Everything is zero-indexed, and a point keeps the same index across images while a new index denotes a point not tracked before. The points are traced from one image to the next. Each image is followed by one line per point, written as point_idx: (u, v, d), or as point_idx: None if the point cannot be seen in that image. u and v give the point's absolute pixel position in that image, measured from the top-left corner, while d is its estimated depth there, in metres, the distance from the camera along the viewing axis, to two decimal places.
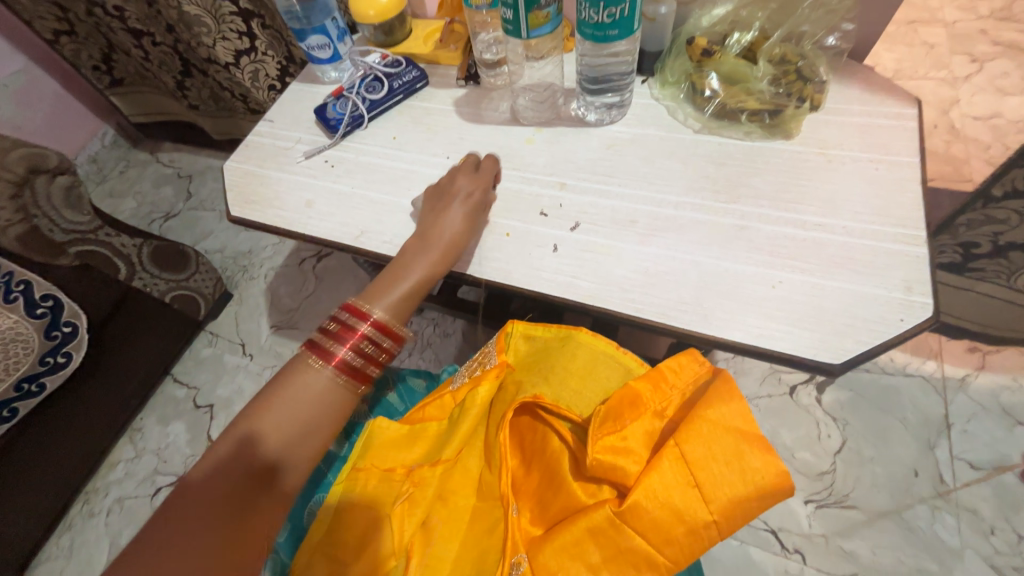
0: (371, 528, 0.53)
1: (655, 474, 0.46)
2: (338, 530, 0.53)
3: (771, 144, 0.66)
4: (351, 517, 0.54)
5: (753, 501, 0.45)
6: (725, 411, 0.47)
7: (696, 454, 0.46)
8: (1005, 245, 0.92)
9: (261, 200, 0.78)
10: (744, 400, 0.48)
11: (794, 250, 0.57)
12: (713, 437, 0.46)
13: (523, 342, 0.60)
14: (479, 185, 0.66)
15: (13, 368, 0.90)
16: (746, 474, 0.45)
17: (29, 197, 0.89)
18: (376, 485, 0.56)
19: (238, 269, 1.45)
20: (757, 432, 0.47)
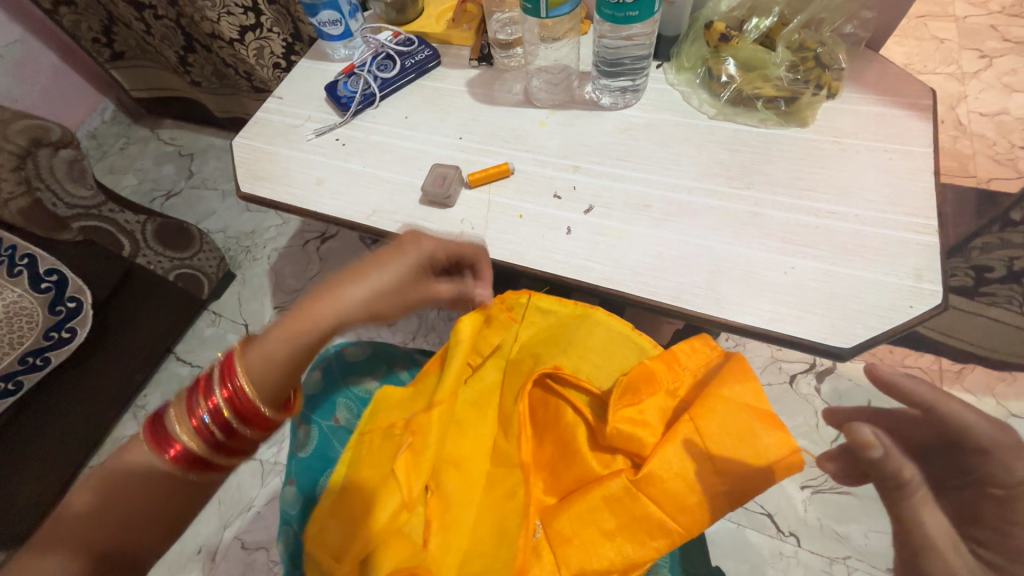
0: (382, 487, 0.52)
1: (670, 446, 0.47)
2: (348, 487, 0.52)
3: (786, 131, 0.66)
4: (360, 474, 0.53)
5: (767, 474, 0.45)
6: (740, 388, 0.49)
7: (710, 428, 0.47)
8: (1018, 270, 1.03)
9: (272, 176, 0.77)
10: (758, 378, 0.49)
11: (807, 236, 0.58)
12: (727, 413, 0.47)
13: (540, 314, 0.60)
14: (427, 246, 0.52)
15: (17, 342, 0.89)
16: (761, 447, 0.45)
17: (32, 169, 0.89)
18: (383, 445, 0.55)
19: (241, 249, 1.44)
20: (770, 409, 0.47)
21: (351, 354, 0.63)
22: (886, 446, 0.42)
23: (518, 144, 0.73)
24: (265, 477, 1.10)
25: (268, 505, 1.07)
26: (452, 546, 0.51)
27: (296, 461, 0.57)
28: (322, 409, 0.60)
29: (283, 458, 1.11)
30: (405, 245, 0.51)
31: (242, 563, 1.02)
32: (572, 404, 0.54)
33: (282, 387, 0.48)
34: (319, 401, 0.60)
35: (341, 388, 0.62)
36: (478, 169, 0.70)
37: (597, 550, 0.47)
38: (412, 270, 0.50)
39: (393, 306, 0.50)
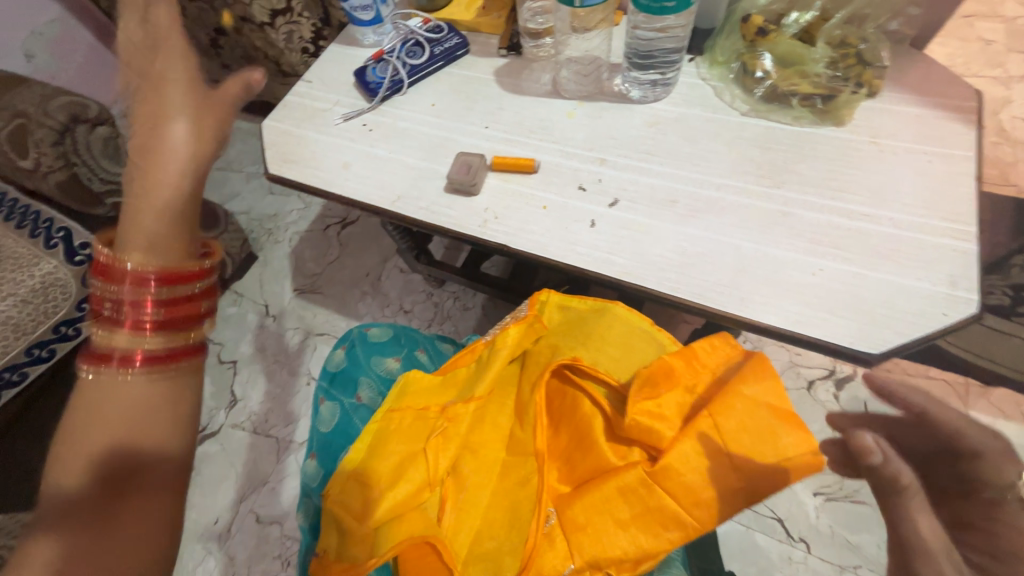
0: (402, 464, 0.53)
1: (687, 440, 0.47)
2: (371, 464, 0.53)
3: (821, 130, 0.64)
4: (382, 451, 0.53)
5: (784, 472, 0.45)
6: (761, 388, 0.48)
7: (729, 427, 0.47)
8: None
9: (300, 159, 0.78)
10: (777, 378, 0.49)
11: (838, 238, 0.56)
12: (748, 412, 0.47)
13: (557, 311, 0.61)
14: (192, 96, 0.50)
15: (51, 311, 0.93)
16: (780, 447, 0.46)
17: (70, 145, 0.93)
18: (406, 424, 0.55)
19: (264, 231, 1.46)
20: (790, 409, 0.48)
21: (374, 336, 0.67)
22: None
23: (545, 134, 0.72)
24: (281, 454, 1.13)
25: (284, 481, 1.10)
26: (466, 526, 0.52)
27: (319, 435, 0.61)
28: (346, 387, 0.63)
29: (298, 436, 1.14)
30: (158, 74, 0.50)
31: (257, 535, 1.05)
32: (590, 395, 0.54)
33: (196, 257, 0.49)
34: (344, 379, 0.64)
35: (365, 367, 0.65)
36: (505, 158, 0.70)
37: (611, 539, 0.47)
38: (188, 107, 0.50)
39: (212, 109, 0.50)
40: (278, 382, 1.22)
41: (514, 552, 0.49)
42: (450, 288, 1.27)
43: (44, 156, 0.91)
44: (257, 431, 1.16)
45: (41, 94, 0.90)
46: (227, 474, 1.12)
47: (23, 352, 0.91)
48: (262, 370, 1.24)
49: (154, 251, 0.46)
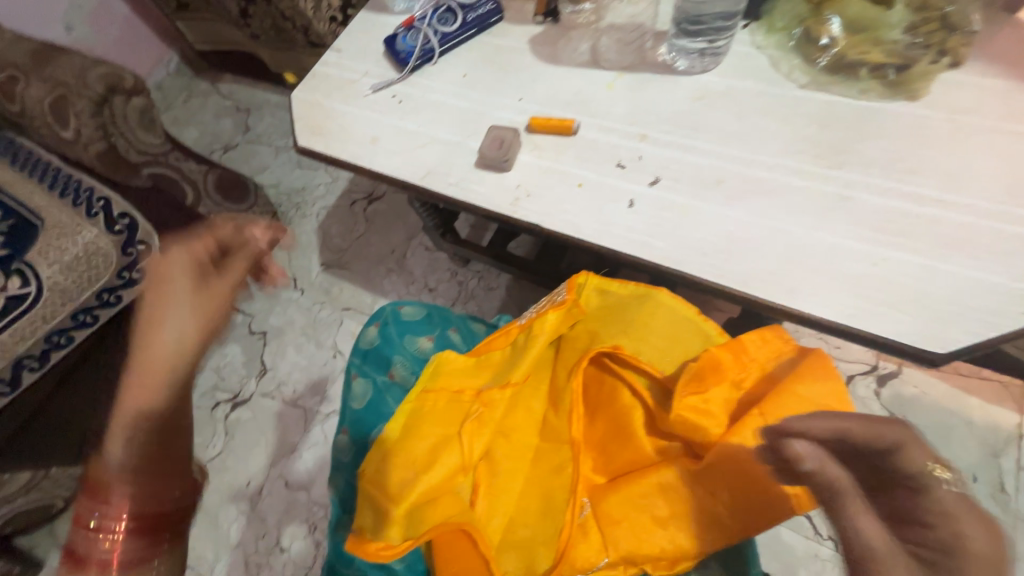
0: (439, 448, 0.54)
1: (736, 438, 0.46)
2: (408, 445, 0.54)
3: (891, 105, 0.58)
4: (417, 433, 0.54)
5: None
6: (820, 389, 0.47)
7: None
8: None
9: (329, 132, 0.77)
10: (839, 380, 0.47)
11: (904, 226, 0.51)
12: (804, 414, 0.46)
13: (596, 294, 0.59)
14: (190, 271, 0.52)
15: (93, 279, 0.96)
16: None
17: (108, 116, 0.95)
18: (440, 406, 0.57)
19: (292, 205, 1.47)
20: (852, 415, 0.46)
21: (407, 314, 0.65)
22: (817, 458, 0.38)
23: (581, 108, 0.68)
24: (308, 424, 1.16)
25: (311, 450, 1.13)
26: (500, 511, 0.54)
27: (352, 411, 0.60)
28: (381, 364, 0.63)
29: (324, 407, 1.17)
30: (162, 270, 0.51)
31: (285, 500, 1.09)
32: (630, 386, 0.55)
33: (184, 442, 0.49)
34: (378, 357, 0.63)
35: (400, 345, 0.64)
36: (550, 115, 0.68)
37: (648, 536, 0.48)
38: (188, 283, 0.51)
39: (212, 301, 0.51)
40: (306, 354, 1.24)
41: (549, 541, 0.51)
42: (474, 267, 1.26)
43: (85, 127, 0.93)
44: (286, 400, 1.19)
45: (80, 65, 0.92)
46: (258, 440, 1.16)
47: (69, 317, 0.95)
48: (291, 342, 1.27)
49: (135, 445, 0.46)
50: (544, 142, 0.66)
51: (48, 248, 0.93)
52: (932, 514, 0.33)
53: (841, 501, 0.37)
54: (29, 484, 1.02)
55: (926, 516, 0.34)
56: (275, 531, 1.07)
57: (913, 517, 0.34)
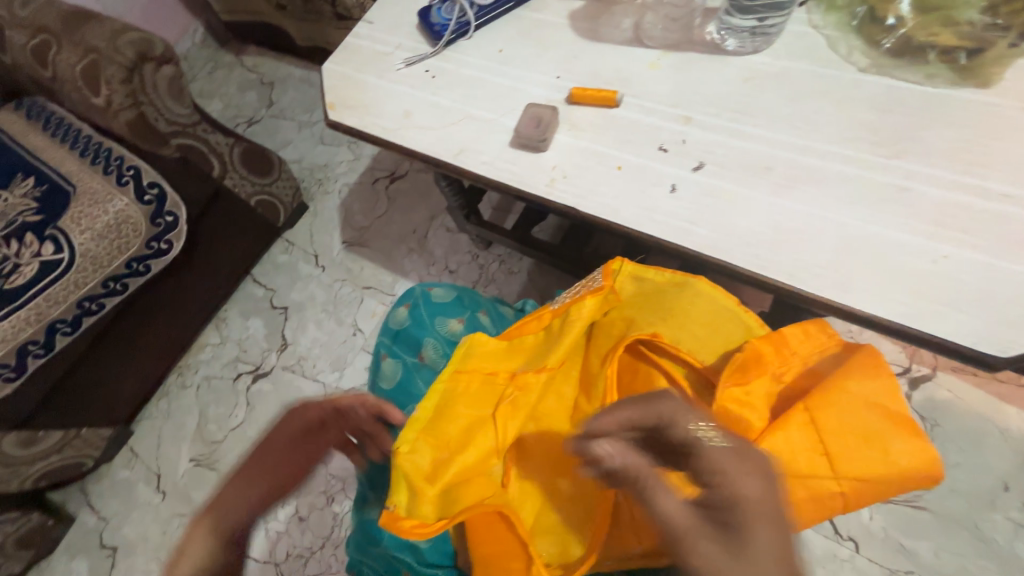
0: (474, 430, 0.55)
1: (780, 432, 0.45)
2: (440, 425, 0.54)
3: (958, 92, 0.54)
4: (450, 415, 0.55)
5: (891, 482, 0.42)
6: (870, 386, 0.44)
7: (829, 422, 0.44)
8: None
9: (360, 105, 0.75)
10: (893, 378, 0.45)
11: (968, 221, 0.48)
12: (852, 410, 0.44)
13: (630, 282, 0.57)
14: (300, 424, 0.56)
15: (123, 248, 0.97)
16: (889, 455, 0.42)
17: (138, 84, 0.94)
18: (473, 389, 0.56)
19: (314, 181, 1.47)
20: (906, 415, 0.43)
21: (437, 296, 0.70)
22: (612, 450, 0.38)
23: (623, 87, 0.66)
24: None
25: None
26: (532, 494, 0.57)
27: (382, 390, 0.67)
28: (410, 345, 0.69)
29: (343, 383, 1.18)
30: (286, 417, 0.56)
31: None
32: (668, 374, 0.54)
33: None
34: (407, 337, 0.69)
35: (429, 327, 0.69)
36: (588, 87, 0.66)
37: None
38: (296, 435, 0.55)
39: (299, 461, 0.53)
40: (326, 330, 1.25)
41: (581, 525, 0.54)
42: (496, 251, 1.24)
43: (115, 94, 0.93)
44: (306, 375, 1.21)
45: (112, 30, 0.91)
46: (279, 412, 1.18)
47: (100, 284, 0.97)
48: (312, 318, 1.28)
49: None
50: (582, 122, 0.64)
51: (82, 215, 0.94)
52: (715, 472, 0.34)
53: (647, 484, 0.35)
54: (64, 441, 1.07)
55: (709, 476, 0.34)
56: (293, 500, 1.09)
57: (706, 476, 0.34)
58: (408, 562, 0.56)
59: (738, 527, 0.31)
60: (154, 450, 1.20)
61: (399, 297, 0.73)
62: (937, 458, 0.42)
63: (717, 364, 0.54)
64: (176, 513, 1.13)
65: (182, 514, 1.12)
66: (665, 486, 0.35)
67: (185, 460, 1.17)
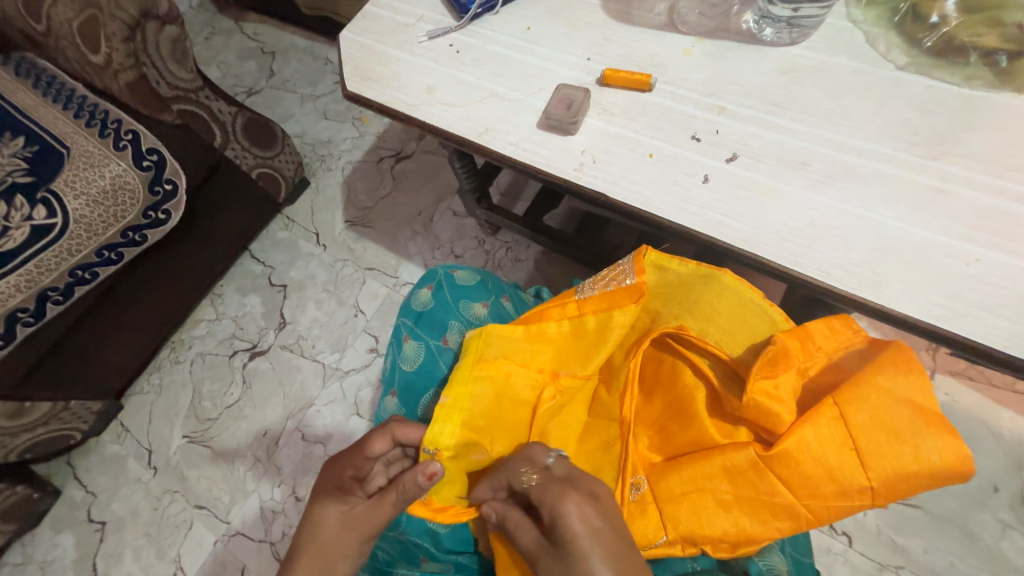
0: (504, 422, 0.57)
1: (810, 426, 0.44)
2: (468, 419, 0.54)
3: (996, 96, 0.54)
4: (478, 411, 0.54)
5: (923, 478, 0.42)
6: (899, 381, 0.44)
7: (860, 418, 0.44)
8: None
9: (379, 78, 0.73)
10: (925, 374, 0.45)
11: (1003, 225, 0.48)
12: (883, 405, 0.44)
13: (653, 271, 0.57)
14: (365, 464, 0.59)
15: (119, 216, 0.94)
16: (920, 453, 0.42)
17: (140, 43, 0.90)
18: (499, 381, 0.56)
19: (317, 157, 1.43)
20: (935, 410, 0.43)
21: (460, 279, 0.72)
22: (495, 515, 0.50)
23: (656, 73, 0.64)
24: (327, 379, 1.15)
25: (328, 405, 1.13)
26: None
27: (403, 372, 0.68)
28: (433, 328, 0.69)
29: (344, 365, 1.16)
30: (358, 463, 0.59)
31: (301, 452, 1.09)
32: (694, 366, 0.54)
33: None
34: (430, 319, 0.70)
35: (453, 310, 0.70)
36: (621, 69, 0.64)
37: (710, 518, 0.48)
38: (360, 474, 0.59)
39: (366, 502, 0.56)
40: (326, 310, 1.23)
41: None
42: (503, 237, 1.22)
43: (115, 52, 0.88)
44: (306, 355, 1.19)
45: None
46: (276, 391, 1.16)
47: (94, 253, 0.93)
48: (312, 297, 1.25)
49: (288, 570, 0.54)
50: (614, 106, 0.63)
51: (73, 178, 0.89)
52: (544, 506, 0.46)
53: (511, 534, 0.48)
54: (51, 413, 1.02)
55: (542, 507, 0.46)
56: (290, 481, 1.07)
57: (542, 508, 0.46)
58: (427, 549, 0.58)
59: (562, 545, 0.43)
60: (145, 426, 1.17)
61: (421, 279, 0.74)
62: (970, 454, 0.41)
63: (746, 356, 0.53)
64: (167, 490, 1.10)
65: (174, 491, 1.10)
66: (525, 528, 0.48)
67: (178, 437, 1.15)
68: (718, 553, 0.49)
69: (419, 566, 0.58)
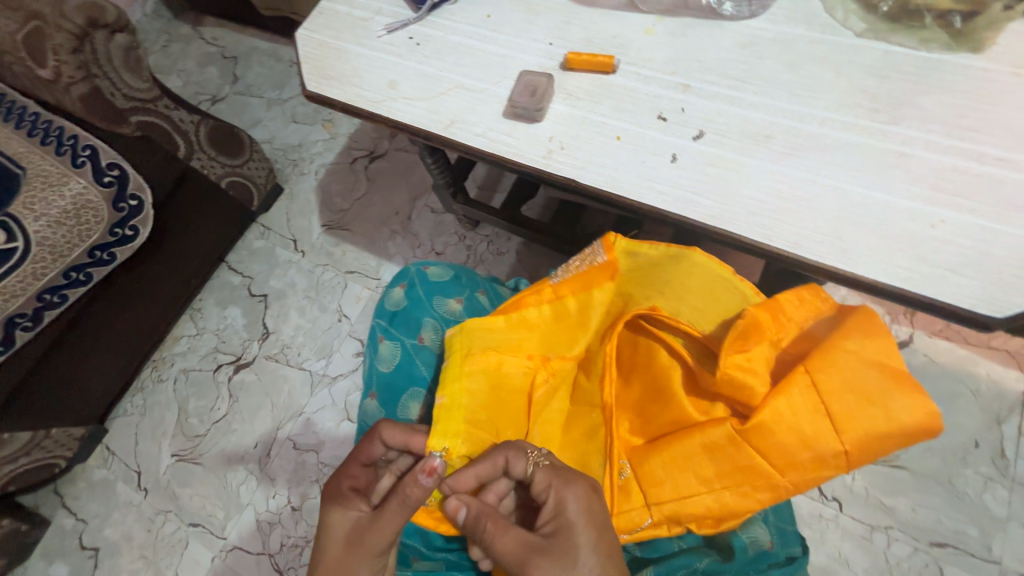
0: (506, 414, 0.58)
1: (783, 397, 0.46)
2: (472, 415, 0.55)
3: (952, 57, 0.55)
4: (479, 405, 0.56)
5: (897, 438, 0.44)
6: (866, 345, 0.46)
7: (830, 383, 0.45)
8: None
9: (340, 75, 0.71)
10: (889, 335, 0.47)
11: (964, 185, 0.49)
12: (852, 369, 0.45)
13: (624, 257, 0.58)
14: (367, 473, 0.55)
15: (84, 236, 0.91)
16: (890, 413, 0.43)
17: (89, 54, 0.87)
18: (492, 372, 0.57)
19: (289, 162, 1.40)
20: (903, 370, 0.45)
21: (433, 275, 0.71)
22: (468, 508, 0.49)
23: (618, 54, 0.63)
24: (315, 387, 1.14)
25: (317, 413, 1.12)
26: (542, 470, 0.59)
27: (381, 374, 0.67)
28: (408, 327, 0.68)
29: (331, 371, 1.14)
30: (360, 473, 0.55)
31: (293, 461, 1.08)
32: (668, 347, 0.55)
33: None
34: (405, 318, 0.69)
35: (428, 308, 0.69)
36: (583, 52, 0.64)
37: (693, 496, 0.49)
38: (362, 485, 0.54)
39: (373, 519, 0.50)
40: (309, 317, 1.21)
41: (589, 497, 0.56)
42: (483, 231, 1.21)
43: (64, 64, 0.85)
44: (291, 363, 1.17)
45: None
46: (264, 403, 1.14)
47: (61, 275, 0.90)
48: (293, 305, 1.23)
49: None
50: (578, 90, 0.62)
51: (32, 199, 0.86)
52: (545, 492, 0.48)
53: (487, 529, 0.47)
54: (30, 444, 0.99)
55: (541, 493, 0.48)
56: (284, 491, 1.06)
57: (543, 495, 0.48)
58: (419, 549, 0.58)
59: (563, 536, 0.45)
60: (131, 448, 1.15)
61: (394, 278, 0.73)
62: (938, 411, 0.43)
63: (718, 332, 0.53)
64: (160, 511, 1.09)
65: (167, 511, 1.08)
66: (507, 526, 0.47)
67: (167, 456, 1.13)
68: (702, 530, 0.51)
69: (410, 566, 0.58)
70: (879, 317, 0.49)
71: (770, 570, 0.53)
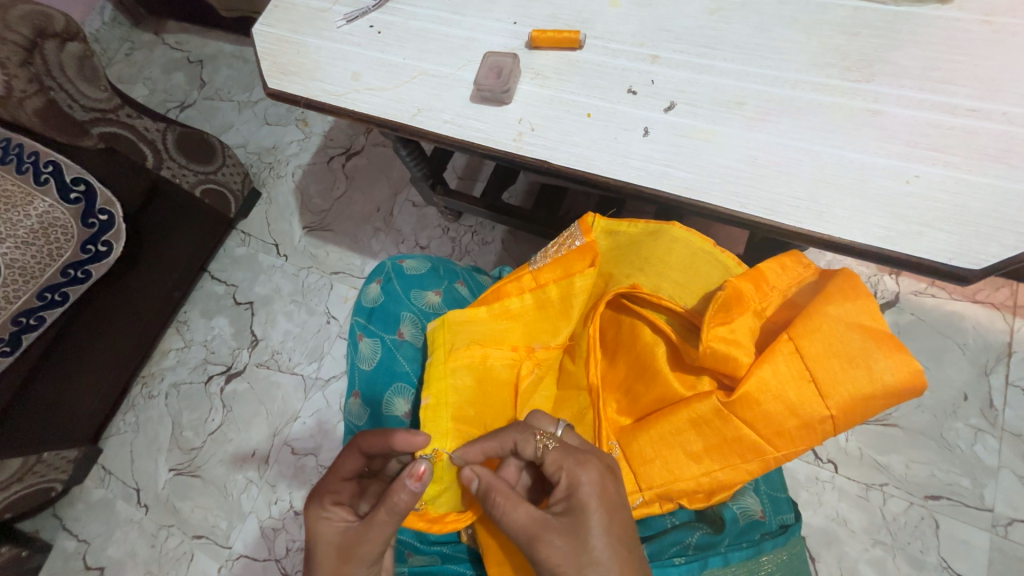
0: (494, 405, 0.57)
1: (768, 366, 0.46)
2: (459, 409, 0.55)
3: (921, 10, 0.54)
4: (464, 400, 0.55)
5: (881, 398, 0.44)
6: (848, 308, 0.46)
7: (814, 348, 0.45)
8: None
9: (301, 70, 0.68)
10: (871, 297, 0.46)
11: (938, 139, 0.49)
12: (834, 333, 0.45)
13: (604, 237, 0.61)
14: (348, 485, 0.53)
15: (55, 254, 0.89)
16: (874, 373, 0.43)
17: (40, 65, 0.82)
18: (476, 365, 0.56)
19: (265, 166, 1.37)
20: (887, 331, 0.45)
21: (410, 268, 0.70)
22: (482, 481, 0.47)
23: (585, 29, 0.62)
24: (308, 391, 1.12)
25: (314, 417, 1.11)
26: None
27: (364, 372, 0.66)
28: (387, 322, 0.67)
29: (323, 373, 1.13)
30: (341, 485, 0.52)
31: (293, 466, 1.07)
32: (651, 323, 0.54)
33: None
34: (383, 313, 0.68)
35: (405, 301, 0.68)
36: (548, 29, 0.62)
37: (682, 471, 0.49)
38: (345, 497, 0.52)
39: (360, 535, 0.48)
40: (297, 321, 1.19)
41: None
42: (467, 222, 1.19)
43: (15, 78, 0.78)
44: (283, 369, 1.16)
45: None
46: (258, 411, 1.13)
47: (35, 296, 0.88)
48: (281, 310, 1.21)
49: None
50: (545, 69, 0.60)
51: None
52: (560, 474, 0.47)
53: (497, 503, 0.46)
54: (23, 469, 0.95)
55: (555, 474, 0.47)
56: (285, 497, 1.05)
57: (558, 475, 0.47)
58: (412, 544, 0.59)
59: (577, 521, 0.44)
60: (129, 465, 1.14)
61: (370, 274, 0.72)
62: (921, 368, 0.43)
63: (701, 305, 0.53)
64: (162, 526, 1.08)
65: (169, 526, 1.08)
66: (517, 501, 0.46)
67: (165, 471, 1.12)
68: (694, 504, 0.51)
69: (407, 561, 0.59)
70: (861, 278, 0.48)
71: (764, 539, 0.53)
